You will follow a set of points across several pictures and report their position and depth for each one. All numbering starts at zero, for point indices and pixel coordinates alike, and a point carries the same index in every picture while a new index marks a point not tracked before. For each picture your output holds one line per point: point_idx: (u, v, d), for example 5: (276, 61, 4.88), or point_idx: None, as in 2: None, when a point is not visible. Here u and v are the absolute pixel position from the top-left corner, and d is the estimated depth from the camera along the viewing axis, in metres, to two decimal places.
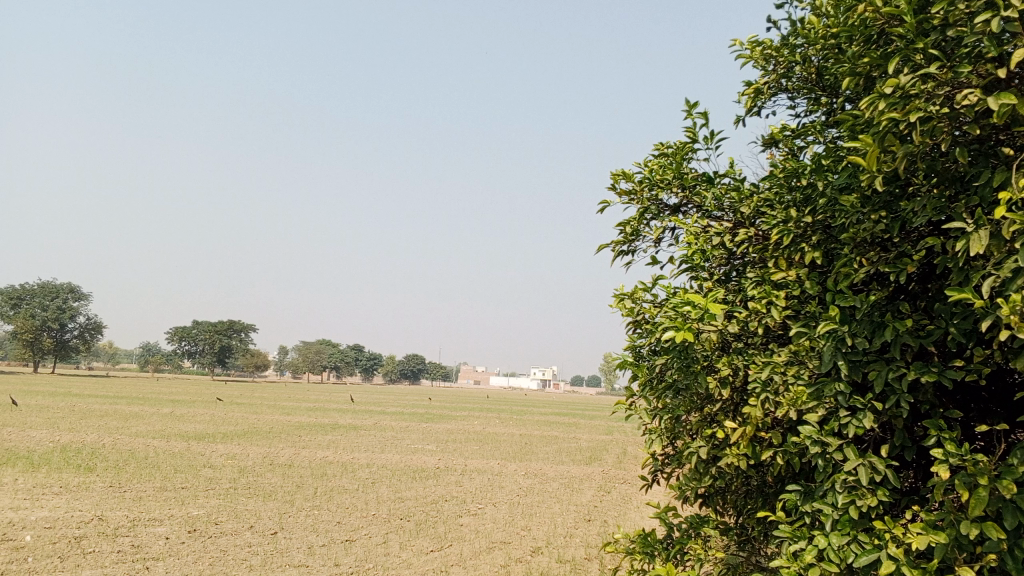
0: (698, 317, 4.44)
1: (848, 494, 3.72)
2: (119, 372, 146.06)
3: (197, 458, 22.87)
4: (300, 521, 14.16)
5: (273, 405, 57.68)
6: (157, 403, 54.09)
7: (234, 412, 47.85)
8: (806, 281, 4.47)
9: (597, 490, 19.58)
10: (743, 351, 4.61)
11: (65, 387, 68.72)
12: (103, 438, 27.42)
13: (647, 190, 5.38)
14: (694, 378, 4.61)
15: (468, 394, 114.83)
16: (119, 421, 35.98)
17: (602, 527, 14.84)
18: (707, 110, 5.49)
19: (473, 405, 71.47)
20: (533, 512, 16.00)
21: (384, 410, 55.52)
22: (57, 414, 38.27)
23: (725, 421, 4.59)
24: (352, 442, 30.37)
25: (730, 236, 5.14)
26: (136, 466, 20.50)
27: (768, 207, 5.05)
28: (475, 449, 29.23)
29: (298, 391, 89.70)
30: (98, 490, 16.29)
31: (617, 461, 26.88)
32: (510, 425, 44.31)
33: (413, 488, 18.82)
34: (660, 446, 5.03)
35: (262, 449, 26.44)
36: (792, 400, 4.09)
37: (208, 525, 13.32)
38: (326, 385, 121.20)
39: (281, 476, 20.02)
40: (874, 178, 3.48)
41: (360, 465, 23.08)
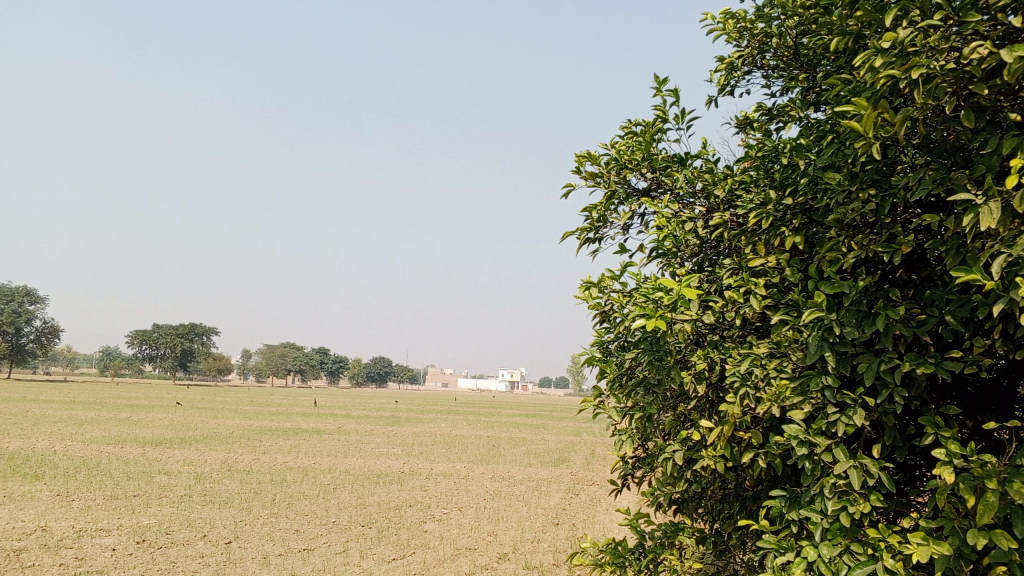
0: (670, 306, 4.08)
1: (839, 500, 3.36)
2: (78, 377, 143.28)
3: (152, 465, 22.13)
4: (256, 529, 13.62)
5: (236, 409, 56.73)
6: (115, 408, 52.87)
7: (194, 417, 46.87)
8: (787, 268, 4.14)
9: (565, 492, 19.25)
10: (719, 344, 4.25)
11: (20, 393, 67.24)
12: (55, 445, 26.50)
13: (614, 173, 5.02)
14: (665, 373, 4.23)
15: (434, 397, 114.28)
16: (73, 427, 34.98)
17: (570, 530, 14.49)
18: (678, 86, 5.14)
19: (440, 407, 71.00)
20: (499, 516, 15.60)
21: (349, 414, 54.76)
22: (10, 420, 37.15)
23: (701, 420, 4.22)
24: (315, 447, 29.79)
25: (703, 222, 4.79)
26: (87, 473, 19.75)
27: (744, 189, 4.71)
28: (440, 452, 28.75)
29: (261, 395, 88.38)
30: (44, 499, 15.58)
31: (584, 462, 26.60)
32: (477, 427, 43.90)
33: (376, 493, 18.31)
34: (629, 447, 4.66)
35: (221, 455, 25.73)
36: (774, 396, 3.74)
37: (158, 535, 12.73)
38: (291, 388, 119.76)
39: (239, 482, 19.40)
40: (868, 146, 3.17)
41: (322, 470, 22.52)
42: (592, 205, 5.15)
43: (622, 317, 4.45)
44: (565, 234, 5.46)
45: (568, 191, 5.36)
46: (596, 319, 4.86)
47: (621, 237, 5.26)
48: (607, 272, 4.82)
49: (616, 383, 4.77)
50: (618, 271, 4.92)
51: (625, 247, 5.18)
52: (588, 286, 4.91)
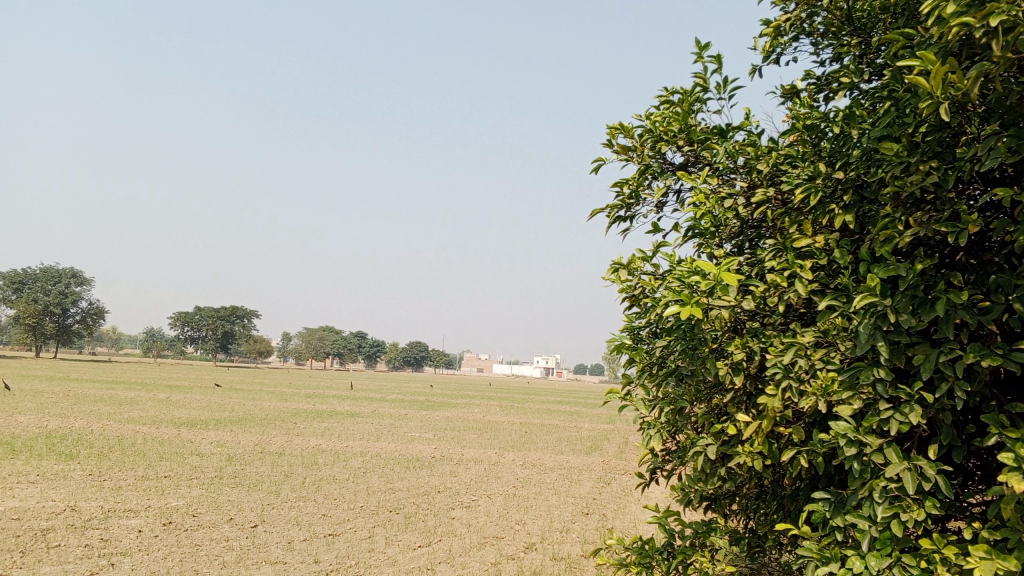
0: (707, 291, 3.73)
1: (890, 507, 2.99)
2: (121, 357, 146.12)
3: (185, 446, 22.23)
4: (283, 513, 13.50)
5: (272, 390, 57.22)
6: (154, 388, 53.66)
7: (231, 398, 47.34)
8: (836, 249, 3.77)
9: (596, 481, 18.92)
10: (760, 332, 3.90)
11: (65, 372, 68.62)
12: (92, 424, 26.80)
13: (648, 145, 4.66)
14: (700, 363, 3.87)
15: (469, 381, 114.49)
16: (112, 406, 35.47)
17: (601, 521, 14.15)
18: (719, 53, 4.77)
19: (475, 392, 70.96)
20: (529, 505, 15.33)
21: (384, 397, 54.91)
22: (52, 398, 37.81)
23: (738, 414, 3.87)
24: (348, 430, 29.81)
25: (744, 201, 4.42)
26: (121, 453, 19.90)
27: (790, 164, 4.33)
28: (472, 437, 28.58)
29: (299, 377, 89.19)
30: (76, 478, 15.66)
31: (618, 450, 26.25)
32: (511, 413, 43.72)
33: (406, 478, 18.16)
34: (660, 442, 4.30)
35: (254, 436, 25.83)
36: (819, 388, 3.39)
37: (185, 517, 12.66)
38: (328, 371, 120.76)
39: (269, 465, 19.39)
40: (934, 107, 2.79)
41: (353, 454, 22.46)
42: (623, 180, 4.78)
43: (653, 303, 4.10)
44: (594, 211, 5.12)
45: (598, 164, 5.01)
46: (625, 304, 4.52)
47: (655, 215, 4.91)
48: (635, 254, 4.47)
49: (645, 372, 4.43)
50: (650, 252, 4.56)
51: (658, 226, 4.82)
52: (617, 266, 4.56)
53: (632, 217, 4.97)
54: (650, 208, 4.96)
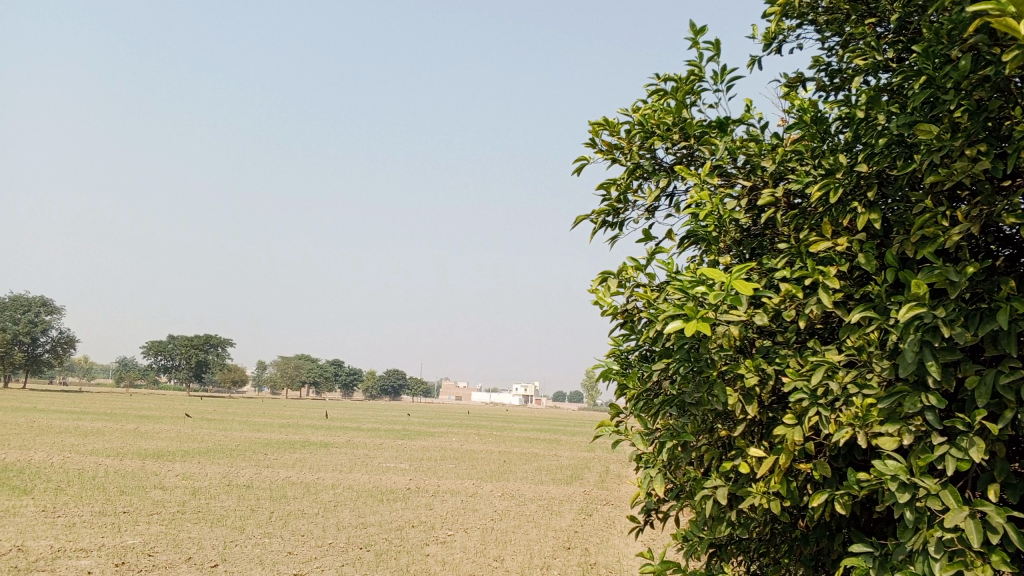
0: (714, 304, 3.20)
1: (951, 564, 2.45)
2: (92, 387, 143.39)
3: (149, 479, 21.30)
4: (246, 551, 12.71)
5: (245, 420, 55.98)
6: (123, 418, 52.22)
7: (202, 428, 46.17)
8: (860, 254, 3.26)
9: (577, 512, 18.25)
10: (773, 353, 3.38)
11: (32, 402, 66.88)
12: (52, 457, 25.70)
13: (638, 142, 4.15)
14: (706, 389, 3.32)
15: (446, 410, 113.37)
16: (76, 438, 34.28)
17: (583, 556, 13.50)
18: (716, 39, 4.31)
19: (453, 421, 69.98)
20: (507, 539, 14.65)
21: (360, 427, 53.94)
22: (14, 430, 36.52)
23: (751, 448, 3.34)
24: (321, 461, 28.92)
25: (747, 202, 3.91)
26: (79, 487, 18.95)
27: (799, 161, 3.83)
28: (450, 468, 27.76)
29: (273, 406, 87.66)
30: (28, 515, 14.76)
31: (599, 480, 25.61)
32: (490, 442, 42.93)
33: (379, 512, 17.39)
34: (659, 481, 3.76)
35: (223, 469, 24.89)
36: (854, 417, 2.88)
37: (140, 557, 11.85)
38: (303, 400, 118.86)
39: (236, 499, 18.55)
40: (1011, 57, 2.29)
41: (325, 486, 21.63)
42: (611, 180, 4.26)
43: (648, 319, 3.55)
44: (576, 216, 4.61)
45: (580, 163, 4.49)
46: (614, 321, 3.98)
47: (646, 221, 4.38)
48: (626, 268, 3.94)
49: (638, 399, 3.90)
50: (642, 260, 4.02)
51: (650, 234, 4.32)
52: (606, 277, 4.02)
53: (620, 224, 4.45)
54: (640, 215, 4.44)
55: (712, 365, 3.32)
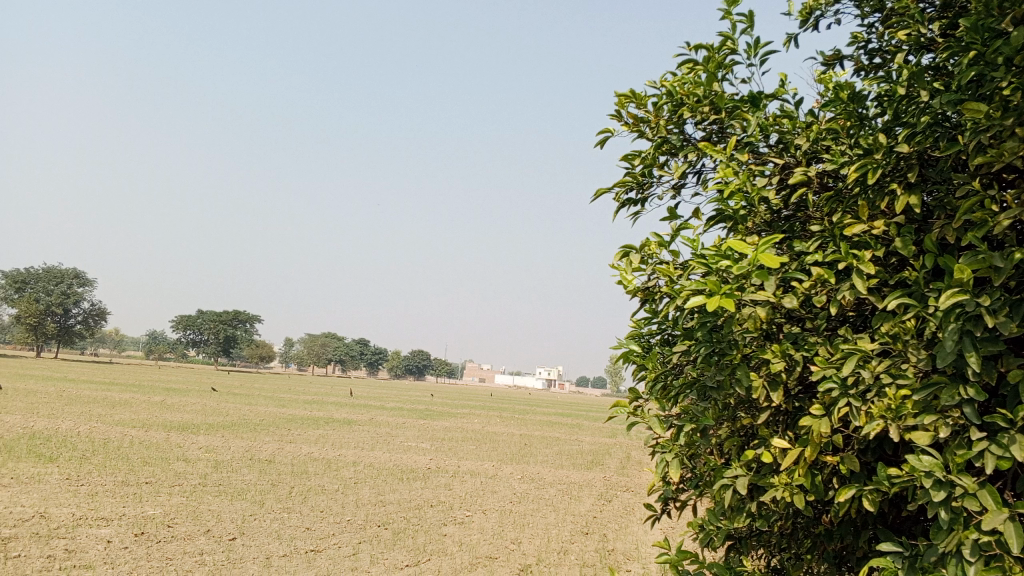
0: (739, 281, 3.06)
1: (987, 567, 2.30)
2: (122, 358, 145.56)
3: (173, 451, 21.50)
4: (264, 525, 12.76)
5: (270, 396, 56.47)
6: (151, 390, 52.90)
7: (228, 403, 46.58)
8: (897, 237, 3.09)
9: (596, 498, 18.16)
10: (801, 339, 3.21)
11: (63, 372, 67.87)
12: (78, 426, 26.02)
13: (666, 116, 4.00)
14: (729, 372, 3.18)
15: (470, 392, 113.69)
16: (105, 408, 34.74)
17: (601, 542, 13.41)
18: (752, 11, 4.18)
19: (476, 403, 70.13)
20: (525, 522, 14.59)
21: (383, 406, 54.19)
22: (44, 398, 37.07)
23: (775, 437, 3.19)
24: (343, 438, 29.08)
25: (780, 182, 3.73)
26: (105, 456, 19.17)
27: (834, 141, 3.64)
28: (470, 449, 27.77)
29: (298, 383, 88.38)
30: (52, 483, 14.94)
31: (619, 466, 25.51)
32: (512, 425, 42.91)
33: (398, 490, 17.41)
34: (673, 467, 3.61)
35: (246, 443, 25.08)
36: (886, 409, 2.72)
37: (160, 527, 11.93)
38: (328, 377, 119.73)
39: (257, 473, 18.67)
40: None
41: (346, 464, 21.71)
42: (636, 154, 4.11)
43: (671, 296, 3.40)
44: (597, 190, 4.47)
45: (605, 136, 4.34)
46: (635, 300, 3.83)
47: (670, 199, 4.22)
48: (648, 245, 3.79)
49: (657, 381, 3.76)
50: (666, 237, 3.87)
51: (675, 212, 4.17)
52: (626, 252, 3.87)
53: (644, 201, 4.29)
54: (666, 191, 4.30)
55: (734, 348, 3.17)
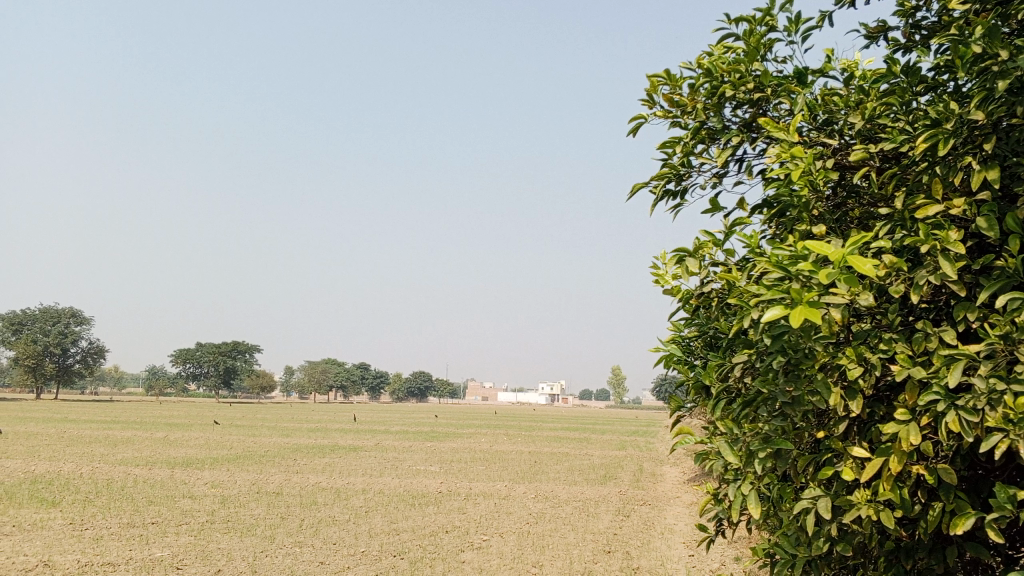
0: (817, 286, 2.74)
1: None
2: (122, 396, 144.57)
3: (178, 488, 21.01)
4: (276, 562, 12.34)
5: (275, 425, 55.84)
6: (152, 427, 52.21)
7: (232, 435, 45.96)
8: (982, 217, 2.78)
9: (614, 514, 17.74)
10: (876, 338, 2.93)
11: (63, 413, 67.02)
12: (81, 468, 25.51)
13: (704, 99, 4.07)
14: (809, 384, 2.91)
15: (473, 411, 112.89)
16: (107, 448, 34.15)
17: (625, 560, 12.98)
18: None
19: (482, 422, 69.46)
20: (545, 543, 14.18)
21: (388, 429, 53.57)
22: (44, 441, 36.44)
23: (855, 453, 2.95)
24: (351, 465, 28.61)
25: (839, 161, 3.65)
26: (108, 498, 18.69)
27: (891, 116, 3.55)
28: (481, 470, 27.28)
29: (301, 411, 87.54)
30: (56, 529, 14.48)
31: (633, 480, 25.06)
32: (520, 442, 42.33)
33: (411, 517, 16.98)
34: (753, 501, 3.36)
35: (252, 476, 24.58)
36: (1007, 420, 2.47)
37: (168, 570, 11.49)
38: (330, 404, 118.74)
39: (266, 507, 18.22)
40: None
41: (355, 492, 21.26)
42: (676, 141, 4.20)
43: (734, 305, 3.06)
44: (632, 185, 4.58)
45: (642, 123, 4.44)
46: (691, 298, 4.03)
47: (711, 189, 4.29)
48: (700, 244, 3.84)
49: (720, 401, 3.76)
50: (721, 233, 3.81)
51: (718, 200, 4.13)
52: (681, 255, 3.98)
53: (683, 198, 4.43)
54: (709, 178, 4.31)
55: (814, 358, 2.89)
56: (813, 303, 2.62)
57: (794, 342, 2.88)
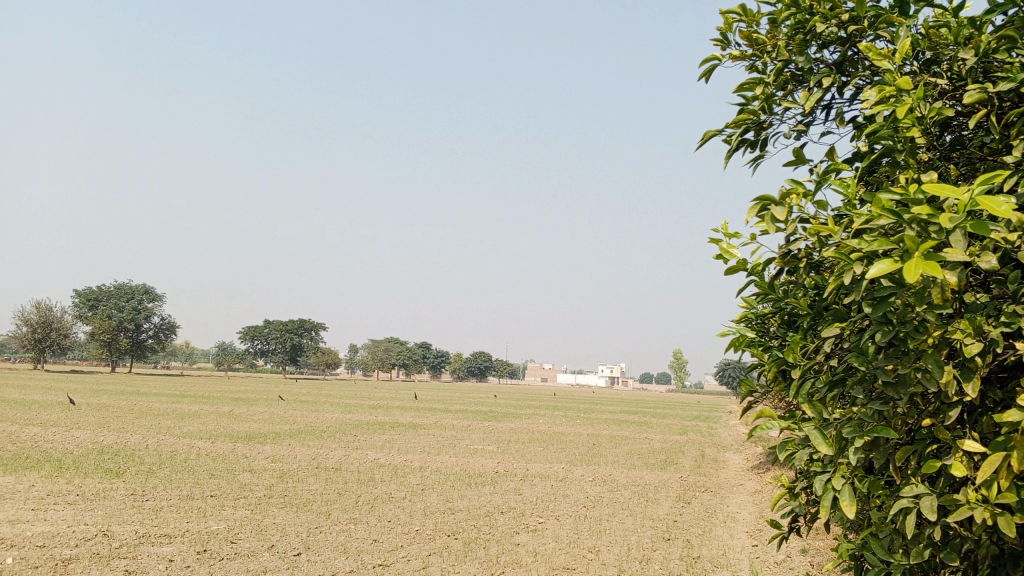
0: (935, 236, 2.42)
1: None
2: (192, 370, 148.85)
3: (239, 462, 21.22)
4: (330, 538, 12.23)
5: (337, 402, 56.57)
6: (219, 401, 53.32)
7: (295, 411, 46.62)
8: None
9: (674, 500, 17.24)
10: (1000, 310, 2.59)
11: (137, 386, 69.03)
12: (147, 440, 26.06)
13: (788, 35, 3.72)
14: (925, 356, 2.60)
15: (532, 392, 112.83)
16: (174, 421, 34.92)
17: (685, 548, 12.51)
18: None
19: (540, 403, 69.29)
20: (602, 528, 13.81)
21: (448, 408, 53.77)
22: (117, 413, 37.49)
23: (969, 447, 2.64)
24: (408, 442, 28.63)
25: (950, 103, 3.22)
26: (170, 470, 18.94)
27: (1014, 45, 3.06)
28: (539, 451, 27.02)
29: (363, 389, 88.47)
30: (117, 499, 14.68)
31: (694, 465, 24.44)
32: (578, 424, 41.90)
33: (467, 496, 16.79)
34: (847, 497, 2.99)
35: (312, 451, 24.74)
36: None
37: (223, 544, 11.45)
38: (391, 382, 119.94)
39: (324, 482, 18.25)
40: None
41: (412, 469, 21.17)
42: (757, 82, 3.84)
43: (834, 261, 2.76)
44: (704, 135, 4.21)
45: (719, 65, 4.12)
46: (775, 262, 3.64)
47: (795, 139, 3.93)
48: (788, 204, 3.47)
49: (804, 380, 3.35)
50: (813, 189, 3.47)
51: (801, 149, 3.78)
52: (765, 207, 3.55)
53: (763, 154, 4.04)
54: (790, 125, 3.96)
55: (925, 329, 2.58)
56: (931, 254, 2.29)
57: (901, 311, 2.65)
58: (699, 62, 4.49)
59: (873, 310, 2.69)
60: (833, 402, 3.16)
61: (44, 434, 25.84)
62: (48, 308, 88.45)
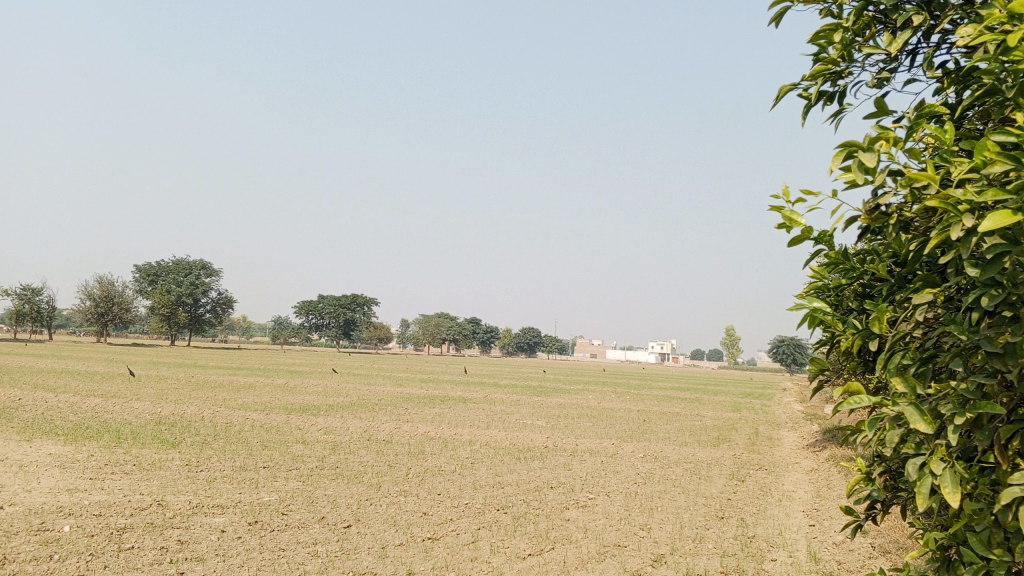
0: None
1: None
2: (248, 343, 151.81)
3: (292, 433, 21.44)
4: (379, 511, 12.21)
5: (389, 375, 57.01)
6: (274, 373, 54.15)
7: (348, 383, 47.12)
8: None
9: (728, 478, 16.88)
10: None
11: (194, 359, 70.56)
12: (204, 411, 26.54)
13: None
14: None
15: (581, 367, 112.52)
16: (230, 393, 35.54)
17: (739, 527, 12.21)
18: None
19: (591, 378, 68.90)
20: (654, 505, 13.56)
21: (498, 383, 53.88)
22: (175, 384, 38.31)
23: None
24: (459, 416, 28.66)
25: None
26: (225, 441, 19.20)
27: None
28: (589, 426, 26.82)
29: (413, 362, 89.16)
30: (173, 469, 14.89)
31: (748, 443, 24.00)
32: (629, 400, 41.54)
33: (517, 471, 16.68)
34: (951, 486, 2.63)
35: (363, 423, 24.92)
36: None
37: (274, 516, 11.49)
38: (442, 356, 120.71)
39: (375, 454, 18.32)
40: None
41: (462, 443, 21.16)
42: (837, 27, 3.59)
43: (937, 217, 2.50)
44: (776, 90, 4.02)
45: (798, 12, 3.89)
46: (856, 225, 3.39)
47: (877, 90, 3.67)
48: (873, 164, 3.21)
49: (893, 353, 3.07)
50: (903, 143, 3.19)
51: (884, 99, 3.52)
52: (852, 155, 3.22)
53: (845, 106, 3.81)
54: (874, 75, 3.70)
55: None
56: None
57: (1013, 274, 2.39)
58: (767, 7, 4.26)
59: (982, 273, 2.42)
60: (925, 378, 2.89)
61: (106, 405, 26.50)
62: (110, 282, 90.91)
